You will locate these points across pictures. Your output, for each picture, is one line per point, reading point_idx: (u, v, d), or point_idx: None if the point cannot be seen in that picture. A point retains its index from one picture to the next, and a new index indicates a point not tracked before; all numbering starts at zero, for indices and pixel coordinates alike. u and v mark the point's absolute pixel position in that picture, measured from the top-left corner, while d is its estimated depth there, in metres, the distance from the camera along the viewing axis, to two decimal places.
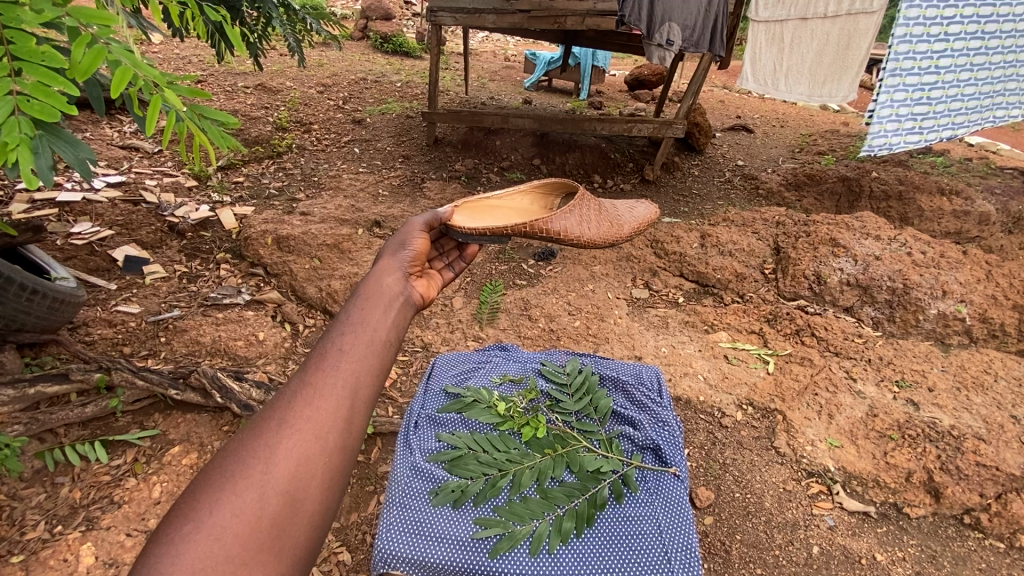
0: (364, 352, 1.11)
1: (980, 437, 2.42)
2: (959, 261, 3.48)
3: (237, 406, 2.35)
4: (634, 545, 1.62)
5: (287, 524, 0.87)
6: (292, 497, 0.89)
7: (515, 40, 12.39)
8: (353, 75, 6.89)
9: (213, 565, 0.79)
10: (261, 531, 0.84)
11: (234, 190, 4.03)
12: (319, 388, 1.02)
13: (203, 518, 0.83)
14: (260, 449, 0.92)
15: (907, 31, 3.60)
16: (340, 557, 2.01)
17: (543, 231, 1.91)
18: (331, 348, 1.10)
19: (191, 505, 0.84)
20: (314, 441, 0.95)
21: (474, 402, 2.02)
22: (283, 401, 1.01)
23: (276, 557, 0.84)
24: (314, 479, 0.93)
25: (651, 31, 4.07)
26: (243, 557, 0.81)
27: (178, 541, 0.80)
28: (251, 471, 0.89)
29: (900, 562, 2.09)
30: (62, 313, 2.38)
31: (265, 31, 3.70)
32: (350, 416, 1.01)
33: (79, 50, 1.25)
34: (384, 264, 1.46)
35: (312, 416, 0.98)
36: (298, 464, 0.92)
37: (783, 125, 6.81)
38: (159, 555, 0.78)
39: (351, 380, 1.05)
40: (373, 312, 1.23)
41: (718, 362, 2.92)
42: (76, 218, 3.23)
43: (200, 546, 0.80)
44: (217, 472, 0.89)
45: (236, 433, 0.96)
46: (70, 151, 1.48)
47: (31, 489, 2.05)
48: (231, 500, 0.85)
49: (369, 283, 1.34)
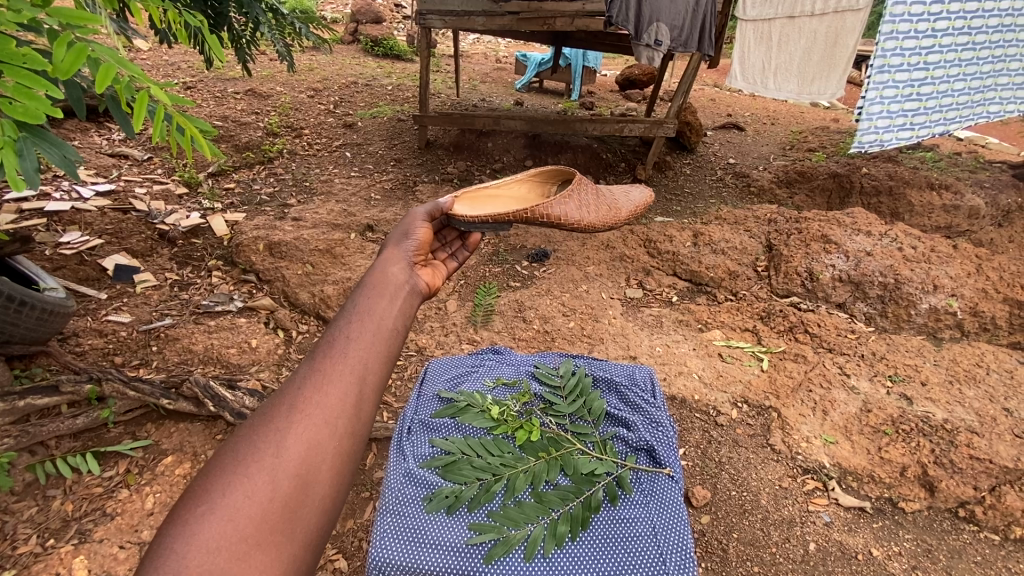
0: (370, 339, 1.10)
1: (974, 430, 2.44)
2: (949, 255, 3.50)
3: (230, 414, 2.33)
4: (630, 548, 1.62)
5: (298, 506, 0.87)
6: (303, 480, 0.89)
7: (506, 42, 12.43)
8: (343, 79, 6.88)
9: (227, 545, 0.79)
10: (273, 513, 0.84)
11: (226, 197, 4.01)
12: (327, 374, 1.02)
13: (216, 500, 0.83)
14: (271, 433, 0.92)
15: (894, 27, 3.65)
16: (336, 564, 2.00)
17: (543, 216, 1.92)
18: (337, 338, 1.10)
19: (204, 488, 0.85)
20: (324, 426, 0.95)
21: (468, 406, 2.01)
22: (292, 386, 1.01)
23: (288, 538, 0.84)
24: (325, 462, 0.92)
25: (639, 32, 4.09)
26: (256, 537, 0.81)
27: (193, 522, 0.80)
28: (261, 455, 0.89)
29: (897, 557, 2.09)
30: (52, 324, 2.35)
31: (253, 36, 3.69)
32: (359, 400, 1.01)
33: (61, 50, 1.25)
34: (388, 256, 1.45)
35: (322, 401, 0.98)
36: (307, 448, 0.91)
37: (774, 123, 6.84)
38: (174, 536, 0.79)
39: (359, 366, 1.05)
40: (378, 300, 1.22)
41: (712, 360, 2.93)
42: (65, 227, 3.20)
43: (214, 527, 0.80)
44: (229, 456, 0.89)
45: (248, 421, 0.95)
46: (55, 153, 1.49)
47: (22, 503, 2.03)
48: (244, 482, 0.85)
49: (375, 274, 1.34)
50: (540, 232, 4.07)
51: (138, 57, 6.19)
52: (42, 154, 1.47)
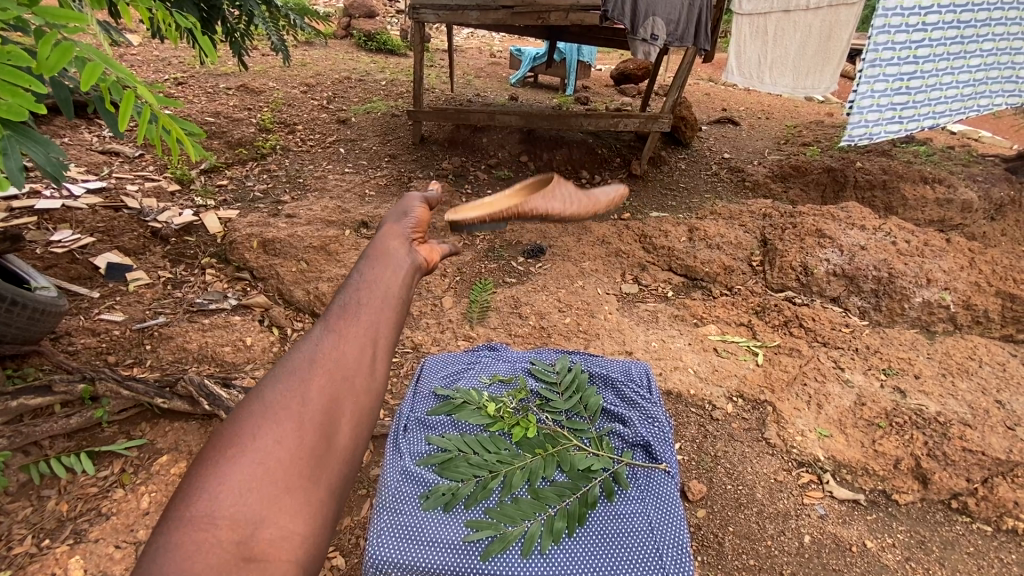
0: (382, 302, 1.09)
1: (966, 422, 2.47)
2: (942, 249, 3.53)
3: (225, 412, 2.32)
4: (626, 544, 1.62)
5: (323, 455, 0.87)
6: (326, 430, 0.89)
7: (501, 36, 12.37)
8: (337, 74, 6.84)
9: (259, 487, 0.80)
10: (300, 459, 0.84)
11: (219, 194, 3.98)
12: (343, 332, 1.01)
13: (241, 450, 0.83)
14: (293, 384, 0.92)
15: (886, 21, 3.66)
16: (334, 561, 2.00)
17: (532, 213, 1.99)
18: (350, 299, 1.09)
19: (232, 434, 0.85)
20: (343, 381, 0.94)
21: (464, 403, 2.01)
22: (310, 343, 1.00)
23: (315, 482, 0.84)
24: (345, 414, 0.92)
25: (635, 27, 4.02)
26: (286, 480, 0.82)
27: (225, 465, 0.81)
28: (286, 404, 0.89)
29: (890, 549, 2.11)
30: (44, 323, 2.33)
31: (247, 30, 3.65)
32: (375, 357, 1.00)
33: (47, 48, 1.24)
34: (387, 233, 1.43)
35: (338, 359, 0.97)
36: (328, 400, 0.91)
37: (768, 117, 6.85)
38: (201, 483, 0.79)
39: (372, 326, 1.04)
40: (386, 269, 1.21)
41: (707, 355, 2.94)
42: (56, 225, 3.17)
43: (245, 471, 0.81)
44: (248, 411, 0.89)
45: (263, 380, 0.95)
46: (40, 152, 1.50)
47: (17, 503, 2.02)
48: (267, 433, 0.85)
49: (376, 248, 1.32)
50: (536, 228, 4.06)
51: (127, 52, 6.12)
52: (27, 152, 1.49)
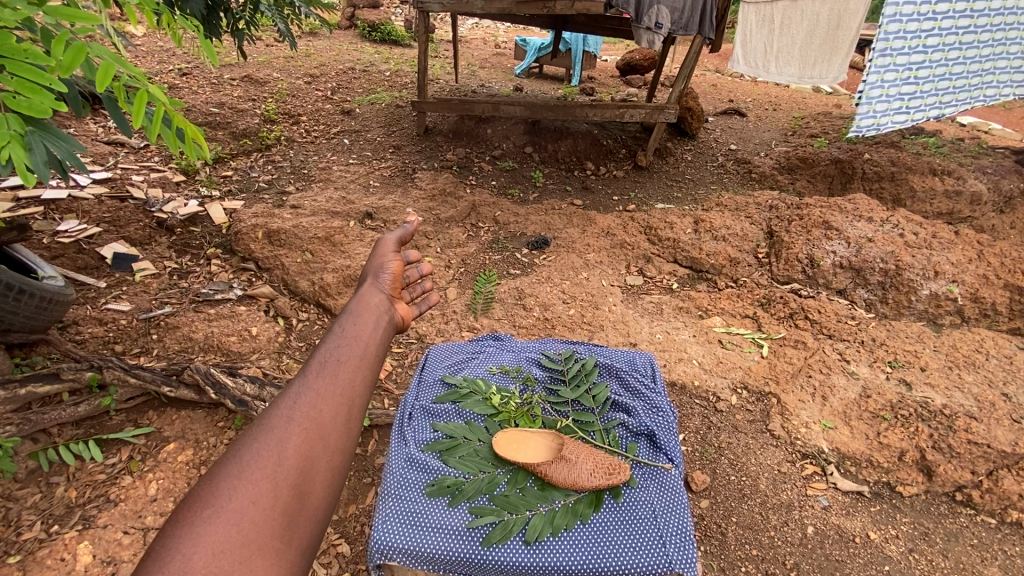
0: (359, 361, 1.11)
1: (972, 415, 2.46)
2: (951, 241, 3.48)
3: (231, 401, 2.32)
4: (631, 531, 1.62)
5: (295, 515, 0.88)
6: (300, 491, 0.90)
7: (506, 27, 12.30)
8: (341, 65, 6.81)
9: (232, 548, 0.79)
10: (274, 519, 0.85)
11: (223, 184, 3.99)
12: (320, 391, 1.02)
13: (222, 505, 0.83)
14: (271, 443, 0.93)
15: (897, 10, 3.60)
16: (339, 549, 2.03)
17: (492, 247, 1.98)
18: (329, 355, 1.10)
19: (209, 492, 0.85)
20: (318, 441, 0.95)
21: (470, 393, 2.04)
22: (286, 400, 1.01)
23: (287, 546, 0.84)
24: (318, 474, 0.93)
25: (641, 15, 4.05)
26: (258, 542, 0.82)
27: (199, 524, 0.80)
28: (263, 463, 0.90)
29: (894, 540, 2.12)
30: (52, 312, 2.34)
31: (252, 18, 3.60)
32: (349, 418, 1.02)
33: (59, 49, 1.31)
34: (370, 283, 1.41)
35: (315, 418, 0.98)
36: (302, 460, 0.92)
37: (776, 108, 6.79)
38: (179, 538, 0.78)
39: (347, 385, 1.05)
40: (366, 325, 1.22)
41: (712, 347, 2.93)
42: (62, 215, 3.19)
43: (219, 530, 0.80)
44: (227, 467, 0.89)
45: (242, 437, 0.95)
46: (63, 147, 1.58)
47: (26, 489, 2.05)
48: (246, 490, 0.86)
49: (358, 300, 1.32)
50: (540, 219, 4.05)
51: (132, 42, 6.09)
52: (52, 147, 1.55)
